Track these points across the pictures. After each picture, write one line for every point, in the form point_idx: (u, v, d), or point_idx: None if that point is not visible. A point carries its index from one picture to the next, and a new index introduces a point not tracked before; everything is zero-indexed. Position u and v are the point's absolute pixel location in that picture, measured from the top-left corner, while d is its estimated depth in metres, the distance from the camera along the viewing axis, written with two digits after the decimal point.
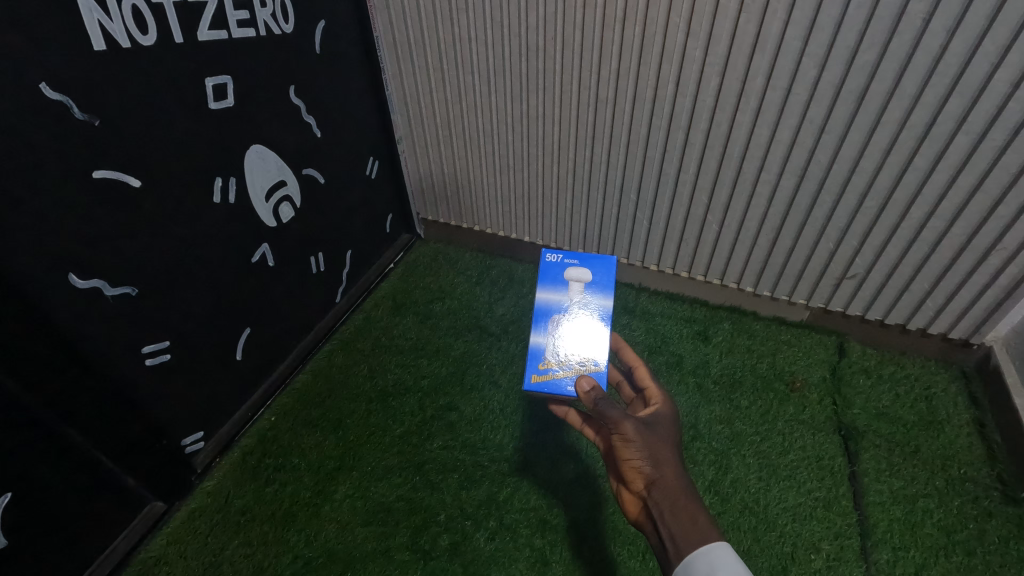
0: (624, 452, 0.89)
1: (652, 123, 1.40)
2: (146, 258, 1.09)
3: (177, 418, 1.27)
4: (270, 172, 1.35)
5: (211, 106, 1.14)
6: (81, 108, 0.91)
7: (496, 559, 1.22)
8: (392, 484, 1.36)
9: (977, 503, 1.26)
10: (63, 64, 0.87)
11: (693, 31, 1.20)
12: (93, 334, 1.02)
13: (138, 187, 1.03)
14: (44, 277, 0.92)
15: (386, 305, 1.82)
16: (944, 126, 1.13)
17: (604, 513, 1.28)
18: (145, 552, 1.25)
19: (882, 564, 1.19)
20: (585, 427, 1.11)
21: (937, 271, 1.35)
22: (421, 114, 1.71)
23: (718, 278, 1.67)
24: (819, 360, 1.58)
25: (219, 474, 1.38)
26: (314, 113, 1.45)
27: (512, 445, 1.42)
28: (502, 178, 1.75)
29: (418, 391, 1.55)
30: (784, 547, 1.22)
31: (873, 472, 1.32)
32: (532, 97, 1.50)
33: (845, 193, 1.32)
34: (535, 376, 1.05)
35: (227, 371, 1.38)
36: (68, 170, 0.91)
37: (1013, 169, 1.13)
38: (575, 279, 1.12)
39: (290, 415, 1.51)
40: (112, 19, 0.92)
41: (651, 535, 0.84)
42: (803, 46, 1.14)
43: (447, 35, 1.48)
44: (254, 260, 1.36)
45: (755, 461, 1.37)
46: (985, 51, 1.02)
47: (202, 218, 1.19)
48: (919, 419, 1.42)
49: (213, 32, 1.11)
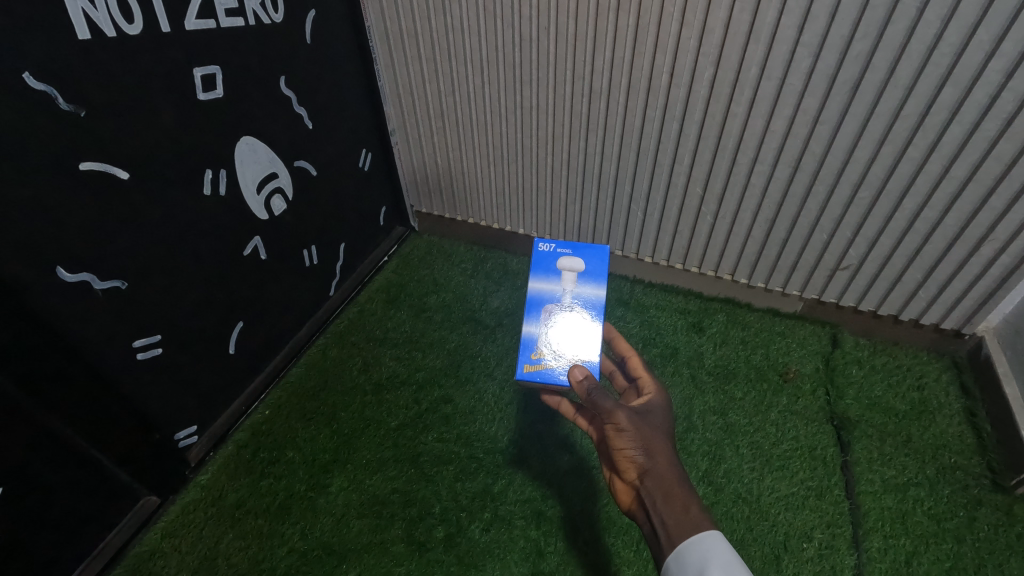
0: (617, 442, 0.89)
1: (647, 114, 1.39)
2: (136, 252, 1.06)
3: (169, 414, 1.26)
4: (262, 163, 1.33)
5: (199, 96, 1.11)
6: (66, 98, 0.88)
7: (492, 550, 1.23)
8: (387, 477, 1.35)
9: (967, 491, 1.28)
10: (47, 52, 0.84)
11: (687, 20, 1.19)
12: (83, 329, 1.00)
13: (126, 179, 1.01)
14: (30, 272, 0.90)
15: (380, 298, 1.80)
16: (937, 116, 1.13)
17: (599, 504, 1.29)
18: (139, 545, 1.23)
19: (873, 552, 1.20)
20: (578, 417, 1.10)
21: (930, 261, 1.36)
22: (413, 105, 1.69)
23: (712, 269, 1.68)
24: (813, 350, 1.59)
25: (214, 468, 1.37)
26: (305, 103, 1.43)
27: (507, 436, 1.42)
28: (496, 170, 1.74)
29: (412, 384, 1.54)
30: (776, 536, 1.23)
31: (865, 462, 1.34)
32: (527, 88, 1.48)
33: (839, 184, 1.32)
34: (526, 367, 1.05)
35: (219, 366, 1.36)
36: (53, 163, 0.89)
37: (1006, 160, 1.14)
38: (567, 268, 1.12)
39: (284, 409, 1.49)
40: (97, 7, 0.89)
41: (643, 525, 0.84)
42: (797, 35, 1.14)
43: (439, 24, 1.45)
44: (246, 253, 1.34)
45: (749, 451, 1.38)
46: (979, 41, 1.02)
47: (192, 211, 1.16)
48: (910, 409, 1.44)
49: (201, 21, 1.08)
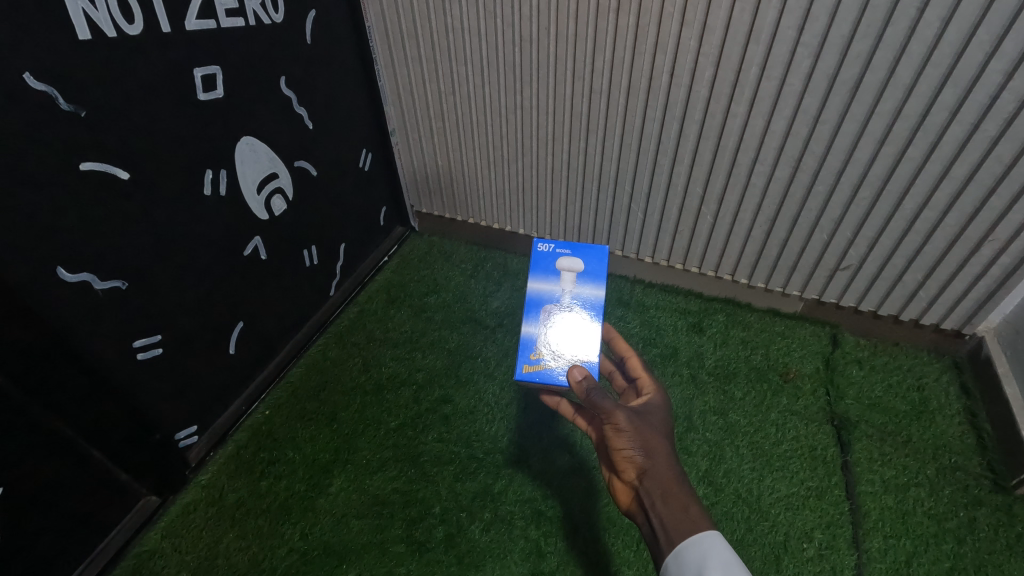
0: (616, 442, 0.89)
1: (647, 114, 1.40)
2: (137, 252, 1.07)
3: (169, 414, 1.26)
4: (262, 163, 1.33)
5: (200, 96, 1.11)
6: (66, 99, 0.89)
7: (492, 551, 1.23)
8: (387, 477, 1.35)
9: (968, 492, 1.28)
10: (47, 53, 0.85)
11: (687, 20, 1.20)
12: (83, 329, 1.01)
13: (126, 179, 1.01)
14: (30, 272, 0.90)
15: (380, 298, 1.80)
16: (937, 116, 1.13)
17: (599, 505, 1.29)
18: (139, 545, 1.23)
19: (873, 552, 1.20)
20: (577, 417, 1.10)
21: (930, 261, 1.36)
22: (413, 105, 1.69)
23: (712, 270, 1.68)
24: (813, 350, 1.59)
25: (214, 468, 1.37)
26: (305, 103, 1.43)
27: (507, 437, 1.42)
28: (496, 171, 1.74)
29: (412, 384, 1.54)
30: (776, 536, 1.23)
31: (865, 462, 1.34)
32: (527, 88, 1.48)
33: (839, 184, 1.32)
34: (526, 367, 1.05)
35: (219, 366, 1.36)
36: (52, 163, 0.89)
37: (1006, 160, 1.14)
38: (566, 269, 1.12)
39: (284, 409, 1.49)
40: (97, 8, 0.89)
41: (643, 525, 0.84)
42: (797, 36, 1.14)
43: (440, 25, 1.45)
44: (246, 253, 1.34)
45: (749, 451, 1.38)
46: (979, 41, 1.02)
47: (193, 210, 1.17)
48: (910, 409, 1.44)
49: (202, 21, 1.08)
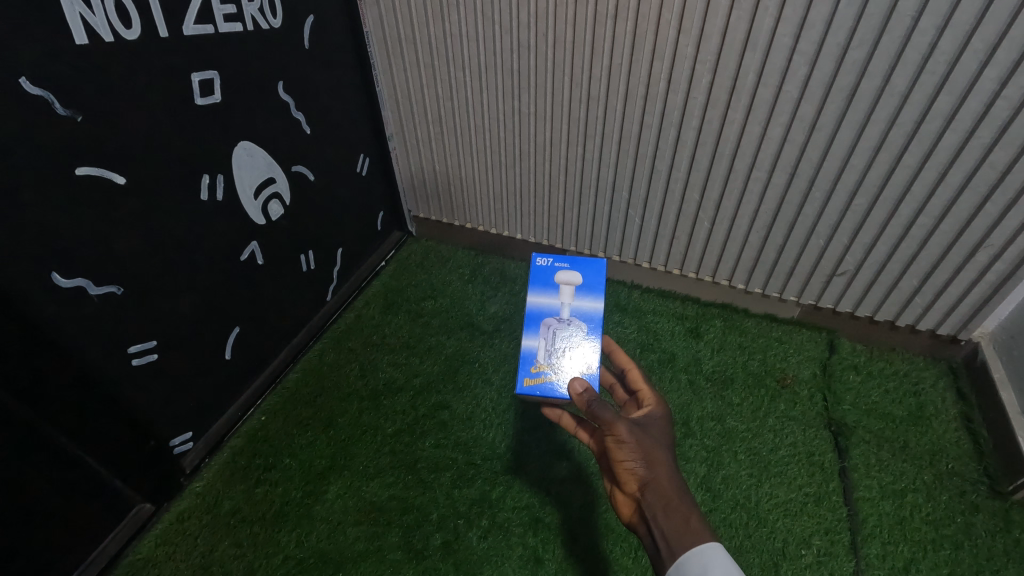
0: (616, 453, 0.88)
1: (644, 119, 1.40)
2: (133, 257, 1.06)
3: (165, 421, 1.25)
4: (260, 168, 1.32)
5: (198, 101, 1.11)
6: (63, 103, 0.88)
7: (489, 558, 1.22)
8: (384, 483, 1.34)
9: (965, 497, 1.28)
10: (43, 57, 0.84)
11: (684, 28, 1.20)
12: (77, 334, 1.00)
13: (122, 184, 1.00)
14: (23, 278, 0.89)
15: (377, 303, 1.79)
16: (933, 124, 1.14)
17: (598, 511, 1.28)
18: (133, 553, 1.22)
19: (871, 558, 1.21)
20: (579, 429, 1.10)
21: (926, 266, 1.37)
22: (411, 109, 1.69)
23: (709, 275, 1.68)
24: (810, 356, 1.60)
25: (209, 475, 1.35)
26: (303, 108, 1.42)
27: (505, 443, 1.42)
28: (494, 176, 1.74)
29: (410, 390, 1.54)
30: (774, 543, 1.24)
31: (862, 468, 1.34)
32: (524, 94, 1.49)
33: (836, 190, 1.33)
34: (526, 380, 1.05)
35: (214, 372, 1.35)
36: (46, 169, 0.88)
37: (1000, 167, 1.15)
38: (564, 283, 1.11)
39: (280, 415, 1.48)
40: (94, 12, 0.89)
41: (643, 535, 0.84)
42: (793, 43, 1.15)
43: (438, 30, 1.45)
44: (243, 258, 1.34)
45: (746, 457, 1.38)
46: (973, 50, 1.03)
47: (190, 214, 1.16)
48: (908, 415, 1.44)
49: (200, 26, 1.08)
